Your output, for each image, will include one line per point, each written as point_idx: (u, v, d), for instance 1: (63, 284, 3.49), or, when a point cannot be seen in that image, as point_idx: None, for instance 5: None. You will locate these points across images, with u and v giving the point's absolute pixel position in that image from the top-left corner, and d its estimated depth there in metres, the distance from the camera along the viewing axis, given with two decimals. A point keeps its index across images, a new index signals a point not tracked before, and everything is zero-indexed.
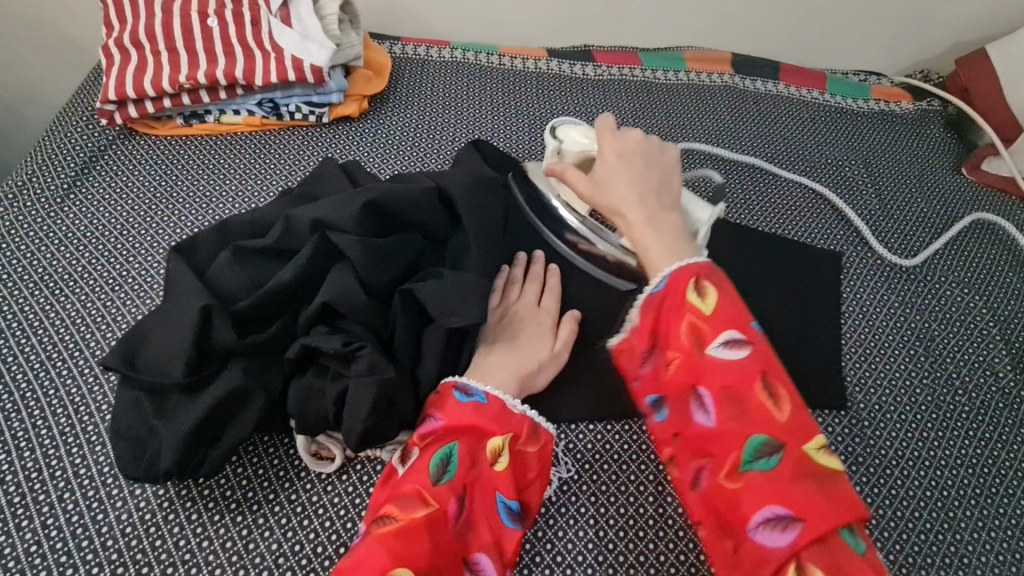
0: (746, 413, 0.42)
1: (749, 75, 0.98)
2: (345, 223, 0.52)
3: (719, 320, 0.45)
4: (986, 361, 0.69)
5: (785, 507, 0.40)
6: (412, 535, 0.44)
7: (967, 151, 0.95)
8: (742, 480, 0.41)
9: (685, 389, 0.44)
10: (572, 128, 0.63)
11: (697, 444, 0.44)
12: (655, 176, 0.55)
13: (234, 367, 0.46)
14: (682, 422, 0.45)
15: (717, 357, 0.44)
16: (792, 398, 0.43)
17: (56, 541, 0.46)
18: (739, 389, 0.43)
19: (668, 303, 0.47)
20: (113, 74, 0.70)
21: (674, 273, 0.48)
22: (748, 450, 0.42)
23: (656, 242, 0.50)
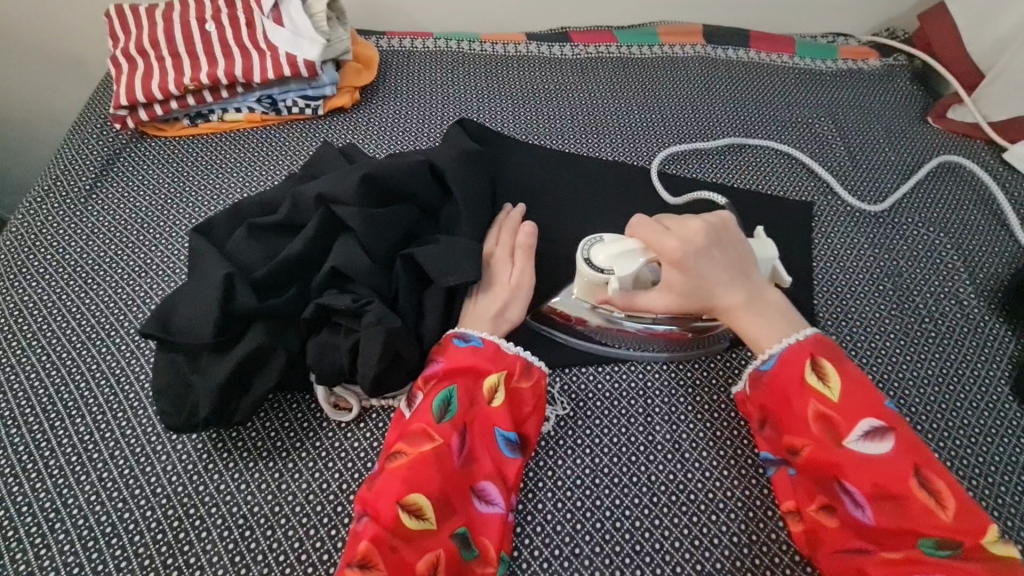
0: (903, 506, 0.47)
1: (720, 45, 1.03)
2: (346, 196, 0.57)
3: (851, 414, 0.50)
4: (952, 291, 0.74)
5: None
6: (420, 465, 0.50)
7: (933, 101, 0.99)
8: (910, 562, 0.46)
9: (831, 482, 0.50)
10: (601, 249, 0.59)
11: (853, 536, 0.49)
12: (738, 259, 0.57)
13: (257, 327, 0.52)
14: (835, 513, 0.50)
15: (856, 452, 0.49)
16: (950, 489, 0.47)
17: (112, 491, 0.52)
18: (889, 483, 0.48)
19: (795, 393, 0.52)
20: (123, 81, 0.76)
21: (786, 350, 0.54)
22: (913, 542, 0.46)
23: (768, 329, 0.56)
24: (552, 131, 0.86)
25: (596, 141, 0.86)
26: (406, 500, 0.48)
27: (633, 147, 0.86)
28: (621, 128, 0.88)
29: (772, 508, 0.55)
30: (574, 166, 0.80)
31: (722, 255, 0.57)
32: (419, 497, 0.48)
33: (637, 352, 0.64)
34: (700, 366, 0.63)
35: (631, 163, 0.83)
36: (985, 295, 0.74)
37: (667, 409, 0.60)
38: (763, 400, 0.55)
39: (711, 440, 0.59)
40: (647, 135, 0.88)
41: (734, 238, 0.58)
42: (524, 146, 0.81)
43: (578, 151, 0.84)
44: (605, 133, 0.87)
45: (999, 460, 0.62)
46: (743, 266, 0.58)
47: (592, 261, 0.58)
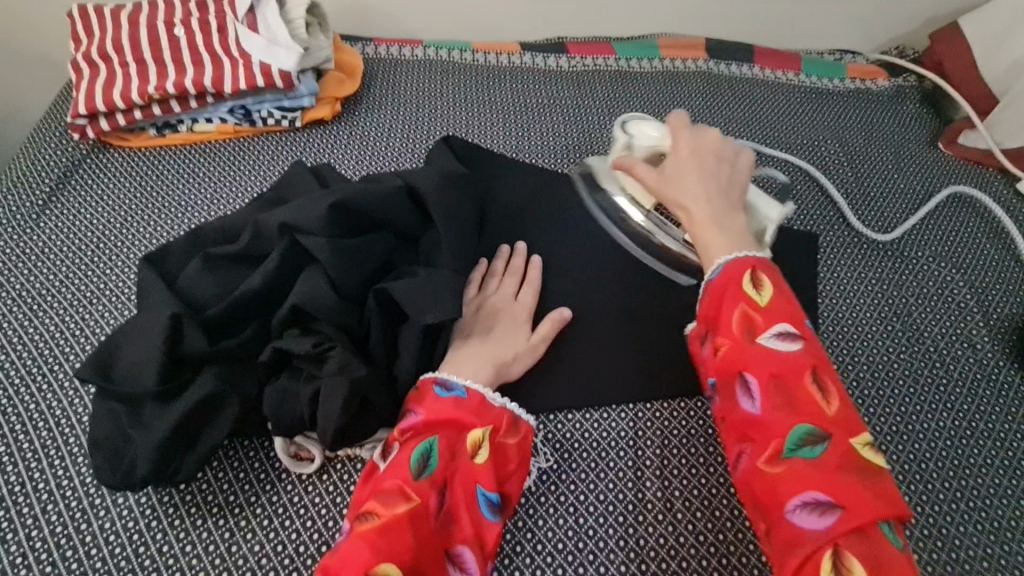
0: (793, 402, 0.44)
1: (723, 60, 0.98)
2: (313, 225, 0.52)
3: (775, 315, 0.48)
4: (963, 334, 0.70)
5: (825, 494, 0.41)
6: (393, 529, 0.44)
7: (944, 125, 0.95)
8: (784, 466, 0.43)
9: (732, 376, 0.47)
10: (639, 124, 0.66)
11: (740, 428, 0.46)
12: (726, 178, 0.59)
13: (207, 373, 0.47)
14: (728, 408, 0.47)
15: (770, 349, 0.46)
16: (840, 396, 0.45)
17: (41, 553, 0.46)
18: (788, 379, 0.45)
19: (726, 296, 0.50)
20: (83, 88, 0.70)
21: (729, 264, 0.52)
22: (791, 437, 0.43)
23: (715, 234, 0.55)
24: (545, 149, 0.81)
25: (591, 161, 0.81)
26: (376, 571, 0.42)
27: None
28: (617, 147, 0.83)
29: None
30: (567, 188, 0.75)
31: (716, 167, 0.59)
32: (390, 568, 0.43)
33: (628, 398, 0.59)
34: (695, 414, 0.59)
35: None
36: (999, 338, 0.70)
37: (659, 463, 0.56)
38: (704, 312, 0.52)
39: (705, 499, 0.54)
40: None
41: (740, 171, 0.60)
42: (514, 165, 0.76)
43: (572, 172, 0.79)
44: (601, 152, 0.82)
45: (1014, 524, 0.57)
46: (727, 190, 0.58)
47: (626, 128, 0.66)
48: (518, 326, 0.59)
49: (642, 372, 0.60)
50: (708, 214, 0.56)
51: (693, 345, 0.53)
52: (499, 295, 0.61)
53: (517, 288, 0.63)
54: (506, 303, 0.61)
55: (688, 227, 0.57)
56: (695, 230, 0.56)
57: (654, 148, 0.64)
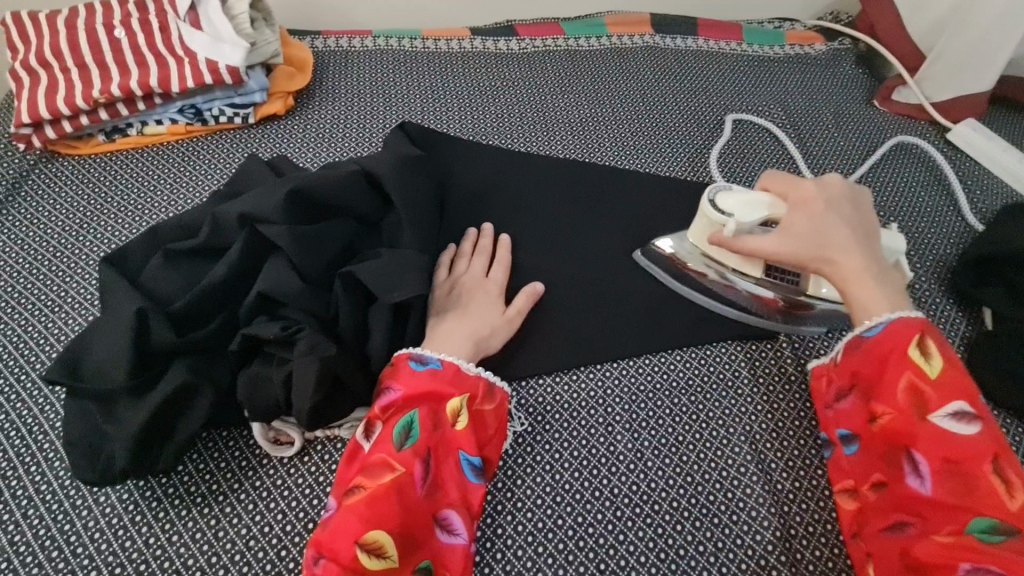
0: (970, 486, 0.44)
1: (669, 34, 1.01)
2: (272, 214, 0.53)
3: (947, 391, 0.47)
4: (904, 276, 0.74)
5: (1002, 573, 0.41)
6: (380, 498, 0.46)
7: (878, 84, 1.00)
8: (959, 541, 0.43)
9: (900, 448, 0.48)
10: (729, 196, 0.59)
11: (903, 502, 0.46)
12: (864, 227, 0.56)
13: (177, 365, 0.47)
14: (893, 478, 0.48)
15: (944, 428, 0.46)
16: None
17: (26, 556, 0.47)
18: (963, 464, 0.45)
19: (888, 362, 0.50)
20: (25, 97, 0.69)
21: (895, 322, 0.50)
22: (968, 522, 0.44)
23: (874, 294, 0.52)
24: (501, 130, 0.83)
25: (547, 138, 0.83)
26: (366, 539, 0.45)
27: (585, 143, 0.83)
28: (572, 124, 0.85)
29: (747, 521, 0.53)
30: (525, 165, 0.77)
31: (852, 216, 0.56)
32: (380, 535, 0.45)
33: (596, 359, 0.62)
34: (658, 370, 0.62)
35: (583, 159, 0.80)
36: (937, 278, 0.75)
37: (628, 417, 0.59)
38: (858, 369, 0.52)
39: (673, 447, 0.57)
40: (599, 131, 0.85)
41: (866, 215, 0.57)
42: (472, 147, 0.78)
43: (529, 150, 0.81)
44: (557, 130, 0.84)
45: None
46: (867, 238, 0.55)
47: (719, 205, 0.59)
48: (491, 305, 0.61)
49: (607, 334, 0.63)
50: (866, 271, 0.52)
51: (824, 383, 0.56)
52: (468, 275, 0.63)
53: (486, 267, 0.64)
54: (475, 281, 0.62)
55: (843, 287, 0.53)
56: (844, 289, 0.53)
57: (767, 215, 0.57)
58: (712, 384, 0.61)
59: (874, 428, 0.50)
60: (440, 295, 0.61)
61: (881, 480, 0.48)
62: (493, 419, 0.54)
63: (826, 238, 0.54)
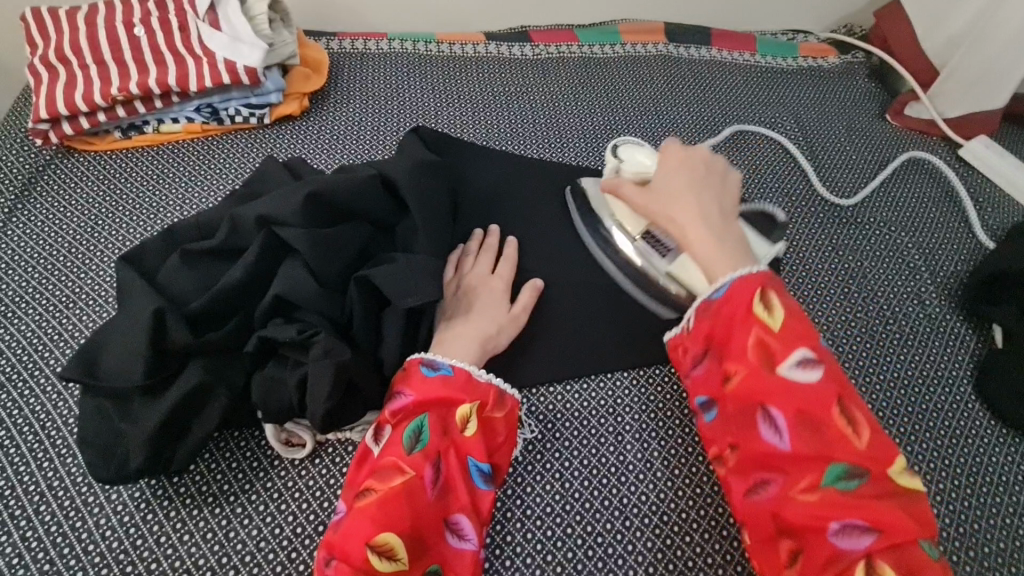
0: (820, 434, 0.44)
1: (682, 43, 1.01)
2: (289, 216, 0.53)
3: (790, 342, 0.47)
4: (914, 292, 0.74)
5: (863, 519, 0.42)
6: (391, 502, 0.46)
7: (891, 98, 1.00)
8: (818, 495, 0.43)
9: (753, 405, 0.47)
10: (631, 160, 0.65)
11: (762, 460, 0.46)
12: (721, 197, 0.58)
13: (194, 366, 0.48)
14: (747, 437, 0.47)
15: (790, 379, 0.46)
16: (868, 422, 0.45)
17: (37, 552, 0.47)
18: (812, 410, 0.45)
19: (735, 322, 0.49)
20: (43, 92, 0.69)
21: (736, 282, 0.51)
22: (825, 472, 0.43)
23: (715, 248, 0.54)
24: (514, 136, 0.83)
25: (559, 145, 0.83)
26: (377, 540, 0.45)
27: (597, 151, 0.83)
28: (584, 131, 0.86)
29: None
30: (537, 171, 0.77)
31: (716, 190, 0.59)
32: (390, 536, 0.45)
33: (607, 368, 0.62)
34: (668, 380, 0.62)
35: (595, 168, 0.81)
36: (947, 294, 0.75)
37: (638, 427, 0.59)
38: (711, 333, 0.51)
39: (682, 457, 0.57)
40: (611, 139, 0.85)
41: (733, 195, 0.60)
42: (485, 152, 0.78)
43: (542, 157, 0.81)
44: (569, 137, 0.84)
45: (965, 461, 0.62)
46: (726, 212, 0.58)
47: (617, 153, 0.66)
48: (494, 303, 0.61)
49: (618, 344, 0.63)
50: (707, 229, 0.55)
51: (680, 354, 0.55)
52: (471, 271, 0.63)
53: (492, 264, 0.64)
54: (478, 278, 0.63)
55: (692, 245, 0.55)
56: (692, 248, 0.55)
57: (642, 171, 0.63)
58: None
59: (727, 387, 0.49)
60: (451, 296, 0.61)
61: (737, 443, 0.47)
62: (503, 425, 0.54)
63: (679, 197, 0.58)
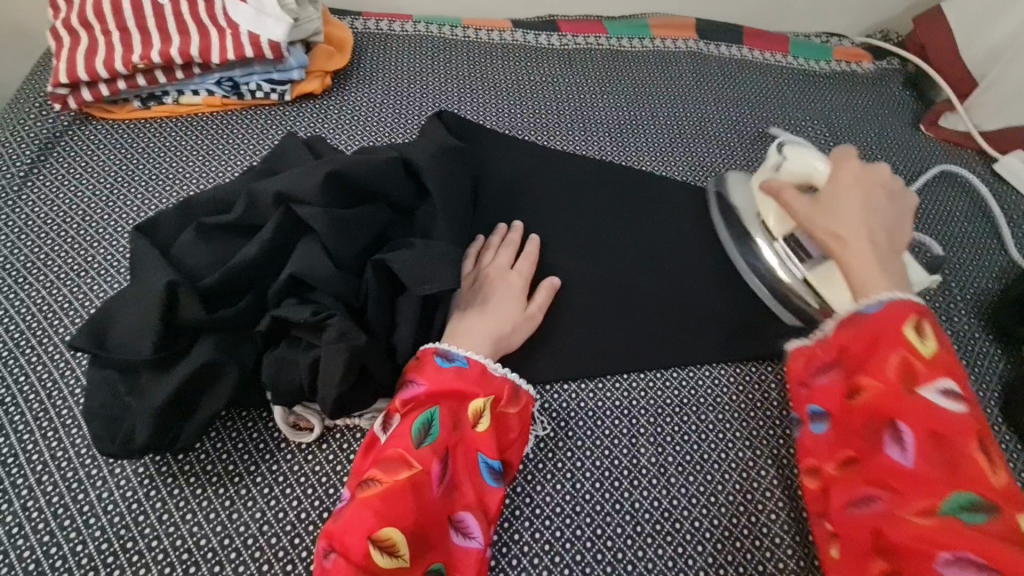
0: (953, 462, 0.42)
1: (714, 41, 0.99)
2: (309, 195, 0.52)
3: (938, 368, 0.45)
4: (943, 308, 0.72)
5: (980, 556, 0.39)
6: (394, 495, 0.45)
7: (925, 108, 0.97)
8: (938, 521, 0.41)
9: (883, 422, 0.45)
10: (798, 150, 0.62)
11: (881, 476, 0.44)
12: (894, 219, 0.55)
13: (204, 342, 0.47)
14: (870, 451, 0.45)
15: (932, 403, 0.44)
16: (1006, 465, 0.42)
17: (38, 522, 0.46)
18: (948, 437, 0.43)
19: (878, 334, 0.48)
20: (64, 56, 0.68)
21: (893, 302, 0.48)
22: (947, 498, 0.41)
23: (874, 267, 0.51)
24: (537, 127, 0.81)
25: (583, 138, 0.81)
26: (378, 535, 0.44)
27: (621, 146, 0.81)
28: (609, 125, 0.84)
29: (769, 547, 0.52)
30: (560, 163, 0.76)
31: (886, 206, 0.55)
32: (393, 531, 0.44)
33: (623, 368, 0.60)
34: (687, 384, 0.60)
35: (619, 163, 0.79)
36: (976, 312, 0.72)
37: (653, 430, 0.57)
38: (845, 342, 0.49)
39: (697, 464, 0.55)
40: (637, 135, 0.83)
41: (902, 210, 0.57)
42: (508, 141, 0.76)
43: (565, 149, 0.79)
44: (593, 131, 0.82)
45: None
46: (894, 230, 0.55)
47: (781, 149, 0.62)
48: (512, 300, 0.59)
49: (636, 344, 0.61)
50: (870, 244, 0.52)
51: (802, 361, 0.52)
52: (492, 266, 0.61)
53: (513, 259, 0.63)
54: (498, 272, 0.61)
55: (843, 261, 0.53)
56: (845, 263, 0.53)
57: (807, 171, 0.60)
58: (742, 402, 0.59)
59: (856, 402, 0.47)
60: (468, 286, 0.60)
61: (860, 458, 0.46)
62: (516, 422, 0.52)
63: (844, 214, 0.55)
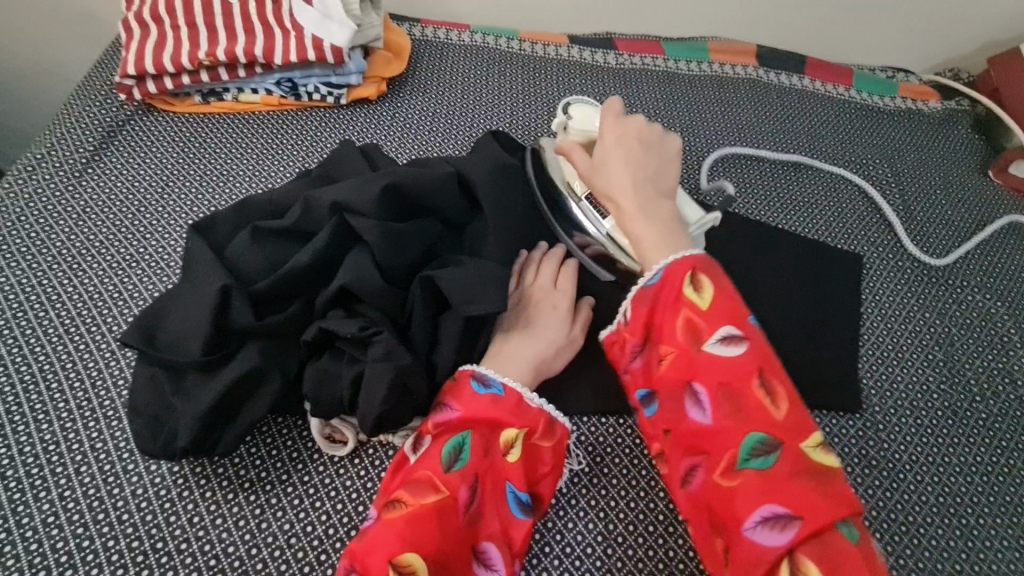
0: (739, 411, 0.44)
1: (774, 69, 0.96)
2: (364, 206, 0.52)
3: (715, 320, 0.46)
4: (1005, 369, 0.68)
5: (782, 506, 0.41)
6: (420, 520, 0.44)
7: (995, 153, 0.93)
8: (737, 478, 0.42)
9: (682, 387, 0.46)
10: (584, 108, 0.63)
11: (693, 442, 0.45)
12: (653, 165, 0.56)
13: (251, 348, 0.46)
14: (677, 419, 0.46)
15: (714, 355, 0.45)
16: (788, 396, 0.44)
17: (73, 513, 0.46)
18: (733, 385, 0.44)
19: (664, 301, 0.48)
20: (133, 48, 0.70)
21: (670, 265, 0.49)
22: (742, 446, 0.43)
23: (646, 228, 0.52)
24: None
25: None
26: (399, 560, 0.42)
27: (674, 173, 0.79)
28: None
29: None
30: None
31: (644, 152, 0.56)
32: (414, 558, 0.43)
33: None
34: None
35: None
36: None
37: None
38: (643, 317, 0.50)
39: None
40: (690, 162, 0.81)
41: (668, 153, 0.58)
42: None
43: None
44: None
45: None
46: (656, 175, 0.56)
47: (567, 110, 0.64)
48: (556, 326, 0.57)
49: None
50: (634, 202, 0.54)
51: (615, 348, 0.52)
52: (535, 283, 0.59)
53: (556, 276, 0.60)
54: (542, 292, 0.58)
55: (621, 221, 0.54)
56: (624, 224, 0.54)
57: (587, 134, 0.62)
58: None
59: (659, 371, 0.48)
60: (513, 309, 0.58)
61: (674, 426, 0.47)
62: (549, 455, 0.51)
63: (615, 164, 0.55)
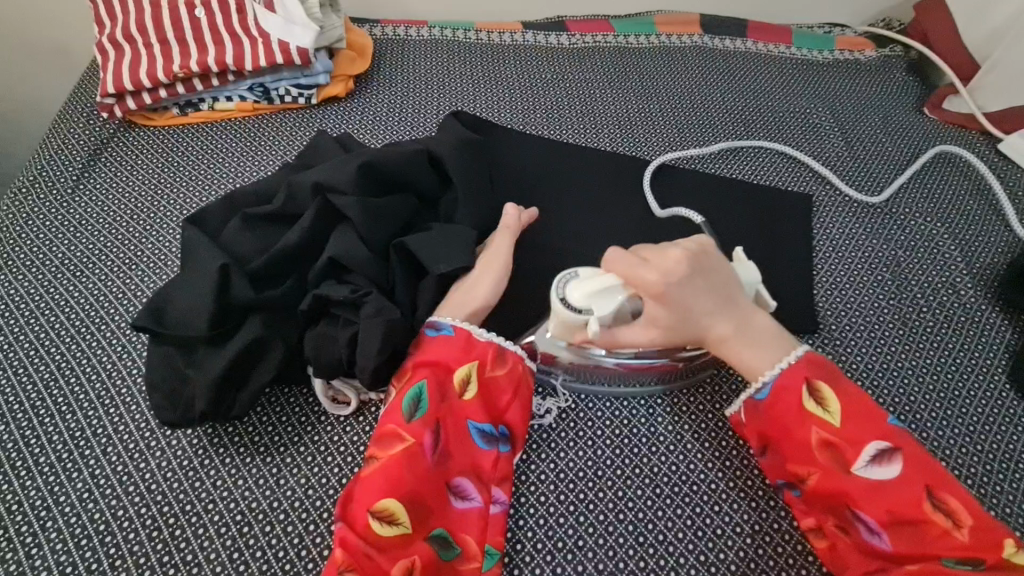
0: (910, 525, 0.47)
1: (717, 35, 1.02)
2: (342, 185, 0.56)
3: (857, 437, 0.49)
4: (949, 282, 0.74)
5: None
6: (391, 468, 0.48)
7: (929, 92, 0.99)
8: None
9: (846, 512, 0.49)
10: (576, 285, 0.52)
11: (866, 562, 0.48)
12: (721, 284, 0.54)
13: (253, 320, 0.51)
14: (848, 541, 0.49)
15: (866, 478, 0.48)
16: (951, 494, 0.47)
17: (106, 488, 0.50)
18: (898, 503, 0.47)
19: (800, 422, 0.51)
20: (110, 68, 0.74)
21: (784, 378, 0.52)
22: (926, 560, 0.47)
23: (756, 353, 0.53)
24: (550, 122, 0.85)
25: (594, 131, 0.85)
26: (377, 507, 0.46)
27: (631, 138, 0.85)
28: (619, 119, 0.87)
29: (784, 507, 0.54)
30: (572, 156, 0.79)
31: (705, 283, 0.53)
32: (391, 503, 0.47)
33: None
34: (703, 358, 0.63)
35: (629, 154, 0.82)
36: (982, 285, 0.74)
37: (669, 401, 0.60)
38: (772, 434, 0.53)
39: (712, 431, 0.58)
40: (645, 126, 0.87)
41: (716, 260, 0.54)
42: (522, 137, 0.80)
43: (576, 142, 0.83)
44: (604, 124, 0.86)
45: (997, 446, 0.62)
46: (727, 292, 0.54)
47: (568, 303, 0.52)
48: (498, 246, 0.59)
49: None
50: (737, 335, 0.53)
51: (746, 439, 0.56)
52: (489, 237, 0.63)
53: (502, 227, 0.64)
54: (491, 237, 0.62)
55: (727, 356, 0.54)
56: (728, 356, 0.54)
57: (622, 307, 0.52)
58: None
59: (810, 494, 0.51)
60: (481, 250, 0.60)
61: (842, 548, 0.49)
62: (506, 384, 0.55)
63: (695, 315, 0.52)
